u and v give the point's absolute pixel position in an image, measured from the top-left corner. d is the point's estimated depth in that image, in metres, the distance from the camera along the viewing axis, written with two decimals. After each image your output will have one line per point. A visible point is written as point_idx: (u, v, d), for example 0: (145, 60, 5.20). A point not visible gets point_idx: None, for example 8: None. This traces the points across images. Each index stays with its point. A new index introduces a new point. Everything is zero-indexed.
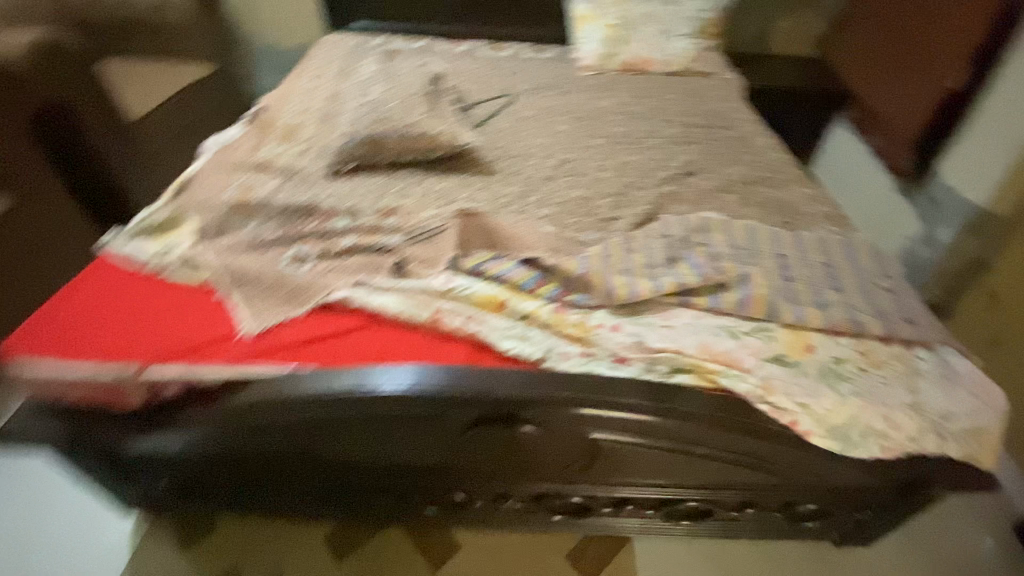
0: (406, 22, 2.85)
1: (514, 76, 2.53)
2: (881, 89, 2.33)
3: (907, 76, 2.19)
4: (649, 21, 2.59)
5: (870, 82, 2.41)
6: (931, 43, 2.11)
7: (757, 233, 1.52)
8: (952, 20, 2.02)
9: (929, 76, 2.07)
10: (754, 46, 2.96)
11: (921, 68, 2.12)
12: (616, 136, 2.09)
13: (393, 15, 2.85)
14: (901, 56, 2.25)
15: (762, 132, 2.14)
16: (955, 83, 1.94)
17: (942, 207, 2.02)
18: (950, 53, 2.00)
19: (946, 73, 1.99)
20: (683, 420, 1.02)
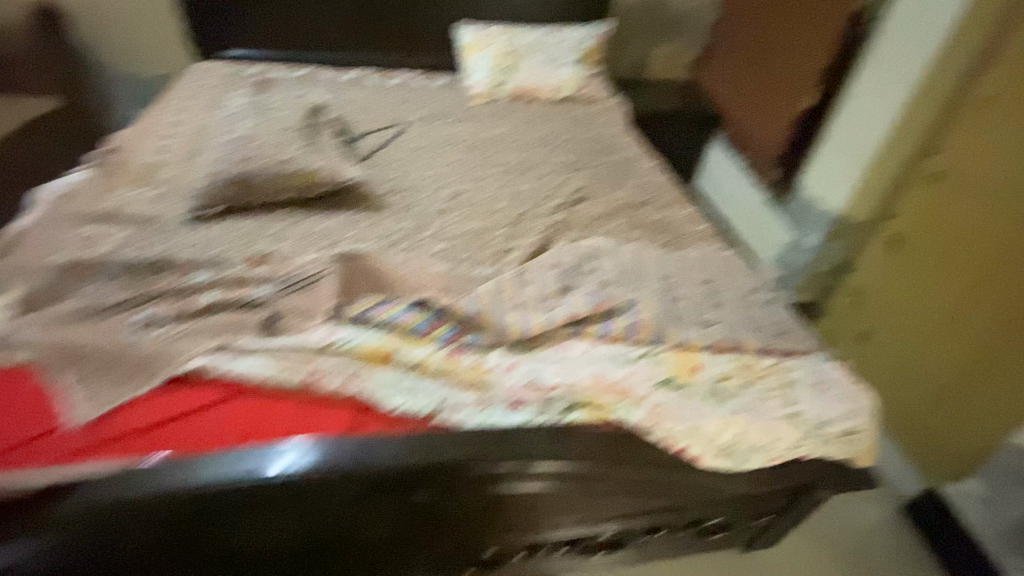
0: (287, 49, 2.71)
1: (404, 105, 2.48)
2: (746, 109, 2.53)
3: (763, 97, 2.40)
4: (535, 51, 2.66)
5: (737, 104, 2.63)
6: (780, 67, 2.31)
7: (645, 257, 1.60)
8: (793, 46, 2.23)
9: (781, 96, 2.27)
10: (636, 71, 3.14)
11: (774, 88, 2.32)
12: (508, 164, 2.11)
13: (273, 41, 2.69)
14: (759, 80, 2.45)
15: (644, 156, 2.27)
16: (802, 101, 2.14)
17: (808, 215, 2.20)
18: (795, 74, 2.20)
19: (794, 93, 2.19)
20: (587, 462, 0.99)
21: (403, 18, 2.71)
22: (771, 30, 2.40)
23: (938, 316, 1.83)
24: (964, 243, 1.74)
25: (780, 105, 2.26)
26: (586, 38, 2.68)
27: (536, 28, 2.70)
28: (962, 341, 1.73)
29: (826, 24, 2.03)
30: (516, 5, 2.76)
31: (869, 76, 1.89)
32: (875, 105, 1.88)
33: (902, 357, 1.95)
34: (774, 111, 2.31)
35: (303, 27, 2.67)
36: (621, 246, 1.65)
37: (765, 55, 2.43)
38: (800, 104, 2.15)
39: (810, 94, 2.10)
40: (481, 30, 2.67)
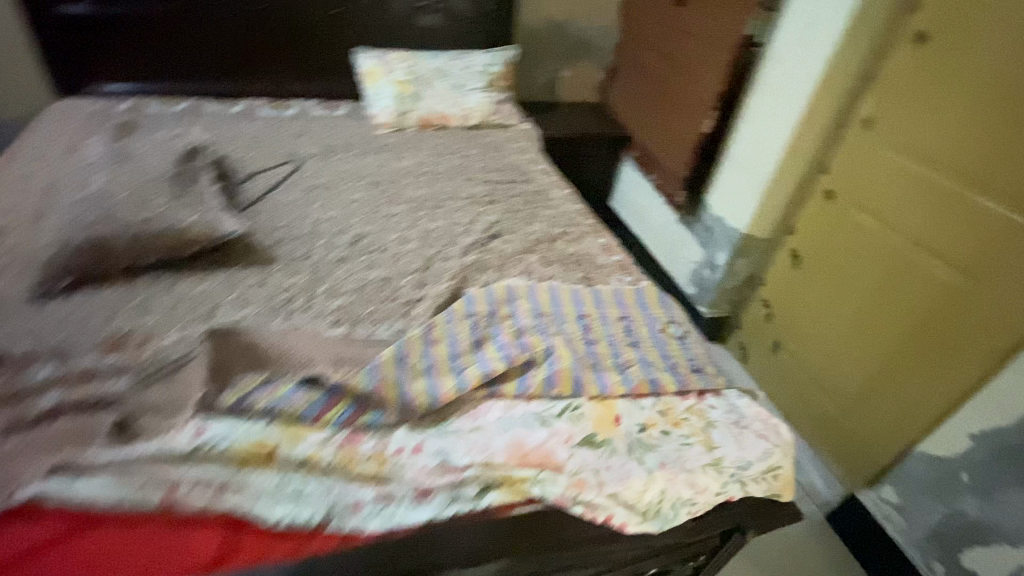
0: (166, 81, 2.44)
1: (301, 139, 2.30)
2: (653, 130, 2.57)
3: (668, 118, 2.44)
4: (440, 77, 2.58)
5: (644, 125, 2.67)
6: (679, 89, 2.36)
7: (560, 297, 1.55)
8: (690, 69, 2.28)
9: (683, 118, 2.31)
10: (547, 93, 3.14)
11: (677, 110, 2.37)
12: (417, 200, 1.99)
13: (149, 71, 2.41)
14: (663, 102, 2.48)
15: (557, 183, 2.24)
16: (700, 123, 2.17)
17: (715, 235, 2.30)
18: (693, 96, 2.24)
19: (694, 114, 2.22)
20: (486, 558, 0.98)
21: (295, 44, 2.53)
22: (669, 54, 2.45)
23: (838, 328, 1.88)
24: (855, 257, 1.81)
25: (683, 127, 2.30)
26: (494, 65, 2.67)
27: (439, 54, 2.63)
28: (863, 353, 1.79)
29: (718, 48, 2.08)
30: (418, 30, 2.66)
31: (762, 100, 1.96)
32: (770, 127, 1.95)
33: (812, 368, 2.01)
34: (678, 132, 2.34)
35: (182, 58, 2.42)
36: (537, 286, 1.58)
37: (665, 77, 2.48)
38: (699, 126, 2.18)
39: (707, 116, 2.13)
40: (382, 57, 2.55)
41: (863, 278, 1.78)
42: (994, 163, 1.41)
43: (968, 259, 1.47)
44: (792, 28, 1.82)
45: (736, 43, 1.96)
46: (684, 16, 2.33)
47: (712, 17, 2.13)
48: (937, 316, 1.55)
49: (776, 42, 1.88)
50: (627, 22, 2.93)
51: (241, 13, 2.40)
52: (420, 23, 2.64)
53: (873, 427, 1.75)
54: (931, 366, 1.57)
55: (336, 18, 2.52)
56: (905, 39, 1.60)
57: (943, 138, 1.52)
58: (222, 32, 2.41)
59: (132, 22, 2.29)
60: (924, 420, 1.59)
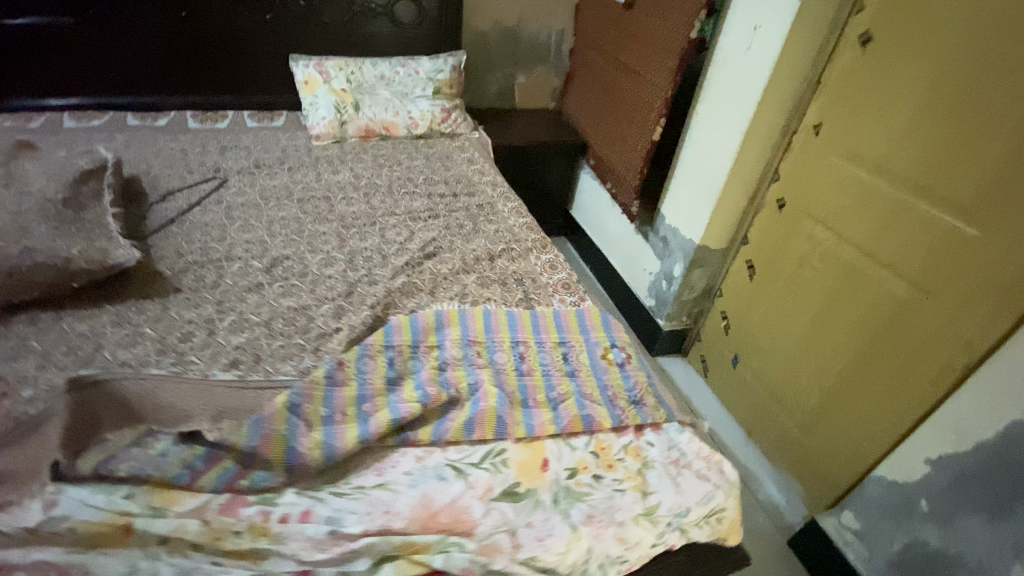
0: (82, 94, 2.25)
1: (229, 153, 2.15)
2: (607, 137, 2.47)
3: (620, 125, 2.34)
4: (383, 85, 2.46)
5: (599, 131, 2.57)
6: (630, 94, 2.26)
7: (495, 322, 1.43)
8: (640, 73, 2.18)
9: (635, 124, 2.21)
10: (501, 99, 3.02)
11: (629, 116, 2.27)
12: (349, 217, 1.85)
13: (60, 84, 2.21)
14: (615, 108, 2.39)
15: (503, 195, 2.12)
16: (650, 130, 2.07)
17: (670, 245, 2.21)
18: (643, 102, 2.15)
19: (644, 121, 2.13)
20: None
21: (224, 52, 2.36)
22: (620, 57, 2.35)
23: (795, 343, 1.80)
24: (806, 270, 1.73)
25: (636, 133, 2.21)
26: (441, 72, 2.55)
27: (381, 61, 2.49)
28: (820, 370, 1.70)
29: (665, 51, 1.98)
30: (358, 35, 2.51)
31: (711, 106, 1.88)
32: (719, 134, 1.86)
33: (771, 384, 1.92)
34: (630, 139, 2.25)
35: (97, 69, 2.23)
36: (471, 311, 1.46)
37: (617, 82, 2.39)
38: (649, 132, 2.08)
39: (656, 122, 2.04)
40: (318, 64, 2.40)
41: (817, 291, 1.70)
42: (940, 172, 1.34)
43: (919, 272, 1.40)
44: (737, 30, 1.73)
45: (682, 46, 1.86)
46: (633, 17, 2.23)
47: (660, 19, 2.03)
48: (890, 332, 1.47)
49: (722, 46, 1.80)
50: (580, 23, 2.83)
51: (160, 19, 2.22)
52: (360, 28, 2.50)
53: (833, 448, 1.67)
54: (886, 384, 1.49)
55: (267, 23, 2.36)
56: (849, 41, 1.53)
57: (890, 145, 1.45)
58: (141, 40, 2.23)
59: (37, 31, 2.10)
60: (881, 442, 1.51)
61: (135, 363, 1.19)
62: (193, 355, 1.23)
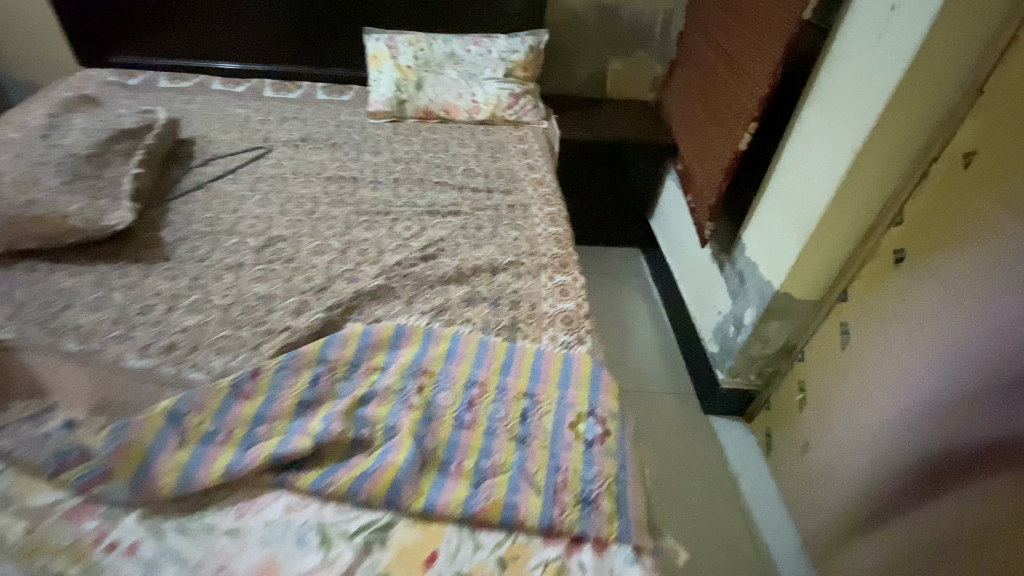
0: (176, 58, 2.43)
1: (285, 124, 2.15)
2: (695, 140, 2.05)
3: (710, 127, 1.91)
4: (451, 64, 2.30)
5: (689, 133, 2.14)
6: (727, 89, 1.82)
7: (460, 351, 1.19)
8: (741, 62, 1.73)
9: (725, 127, 1.77)
10: (589, 87, 2.70)
11: (721, 116, 1.83)
12: (366, 202, 1.72)
13: (158, 48, 2.41)
14: (711, 106, 1.95)
15: (544, 199, 1.85)
16: (741, 137, 1.63)
17: (747, 283, 1.74)
18: (738, 101, 1.70)
19: (736, 124, 1.69)
20: None
21: (304, 21, 2.38)
22: (726, 41, 1.91)
23: (884, 448, 1.31)
24: (919, 355, 1.23)
25: (723, 139, 1.77)
26: (515, 52, 2.31)
27: (453, 37, 2.32)
28: (912, 494, 1.22)
29: (773, 36, 1.53)
30: (434, 8, 2.36)
31: (819, 110, 1.40)
32: (823, 152, 1.39)
33: (844, 492, 1.44)
34: (717, 147, 1.82)
35: (192, 32, 2.38)
36: (439, 331, 1.24)
37: (717, 74, 1.95)
38: (739, 140, 1.64)
39: (747, 127, 1.60)
40: (389, 38, 2.30)
41: (930, 388, 1.20)
42: None
43: None
44: (869, 9, 1.23)
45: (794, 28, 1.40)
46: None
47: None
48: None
49: (844, 31, 1.31)
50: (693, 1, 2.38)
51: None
52: (437, 1, 2.34)
53: None
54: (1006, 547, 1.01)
55: None
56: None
57: None
58: (230, 8, 2.33)
59: None
60: None
61: (86, 328, 1.19)
62: (140, 330, 1.20)
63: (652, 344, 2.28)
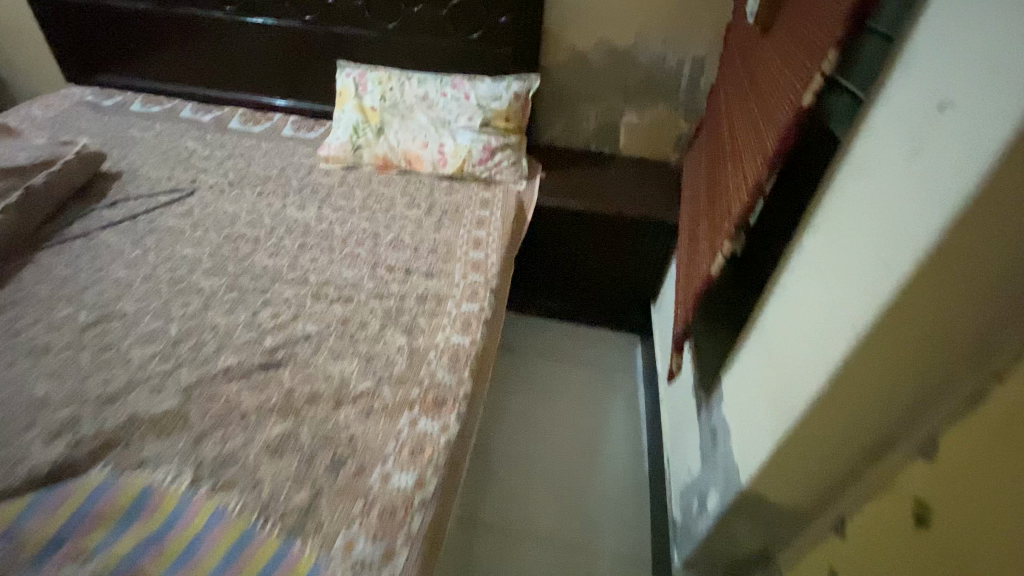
0: (155, 83, 2.32)
1: (228, 162, 1.94)
2: (693, 233, 1.54)
3: (704, 223, 1.41)
4: (422, 108, 2.00)
5: (690, 221, 1.64)
6: (725, 176, 1.32)
7: (203, 544, 0.86)
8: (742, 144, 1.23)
9: (712, 231, 1.27)
10: (597, 140, 2.28)
11: (713, 212, 1.33)
12: (248, 274, 1.43)
13: (139, 71, 2.31)
14: (713, 187, 1.44)
15: (468, 291, 1.45)
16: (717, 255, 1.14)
17: (717, 450, 1.23)
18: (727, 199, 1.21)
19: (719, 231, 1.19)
20: None
21: (274, 51, 2.14)
22: (736, 107, 1.40)
23: None
24: None
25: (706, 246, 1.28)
26: (497, 99, 1.98)
27: (430, 77, 2.02)
28: None
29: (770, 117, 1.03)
30: (410, 43, 2.01)
31: (822, 245, 0.91)
32: (815, 311, 0.89)
33: None
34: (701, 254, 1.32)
35: (166, 56, 2.24)
36: (197, 502, 0.90)
37: (722, 151, 1.45)
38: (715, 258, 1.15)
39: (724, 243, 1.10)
40: (359, 74, 2.03)
41: None
42: None
43: None
44: (903, 107, 0.74)
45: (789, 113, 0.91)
46: (762, 45, 1.28)
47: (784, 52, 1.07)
48: None
49: (868, 133, 0.81)
50: (726, 50, 1.89)
51: (211, 13, 2.11)
52: (414, 36, 2.00)
53: None
54: None
55: (313, 26, 2.05)
56: None
57: None
58: (199, 31, 2.16)
59: (120, 15, 2.17)
60: None
61: None
62: None
63: (619, 474, 1.78)
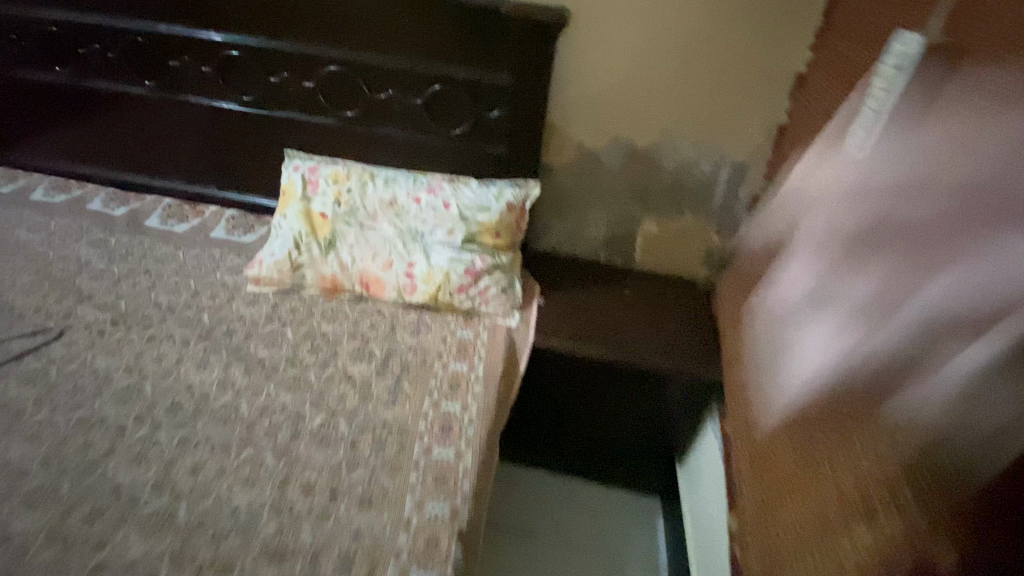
0: (62, 161, 1.81)
1: (124, 282, 1.46)
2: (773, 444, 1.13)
3: (805, 453, 1.01)
4: (389, 216, 1.55)
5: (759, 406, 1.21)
6: (841, 407, 0.91)
7: None
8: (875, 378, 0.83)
9: (845, 505, 0.86)
10: (609, 249, 1.82)
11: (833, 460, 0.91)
12: (88, 505, 0.97)
13: (43, 148, 1.81)
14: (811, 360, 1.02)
15: (421, 545, 0.97)
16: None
17: None
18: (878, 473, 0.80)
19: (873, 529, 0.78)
20: None
21: (207, 136, 1.69)
22: (826, 289, 1.03)
23: None
24: None
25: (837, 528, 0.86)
26: (484, 210, 1.54)
27: (401, 177, 1.58)
28: None
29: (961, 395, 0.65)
30: (377, 135, 1.59)
31: None
32: None
33: None
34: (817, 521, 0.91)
35: (77, 133, 1.75)
36: None
37: (804, 343, 1.06)
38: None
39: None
40: (311, 169, 1.58)
41: None
42: None
43: None
44: None
45: None
46: (885, 222, 0.90)
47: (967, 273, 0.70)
48: None
49: None
50: (785, 163, 1.46)
51: (134, 90, 1.64)
52: (382, 127, 1.58)
53: None
54: None
55: (253, 108, 1.61)
56: None
57: None
58: (115, 108, 1.68)
59: (22, 87, 1.70)
60: None
61: None
62: None
63: None
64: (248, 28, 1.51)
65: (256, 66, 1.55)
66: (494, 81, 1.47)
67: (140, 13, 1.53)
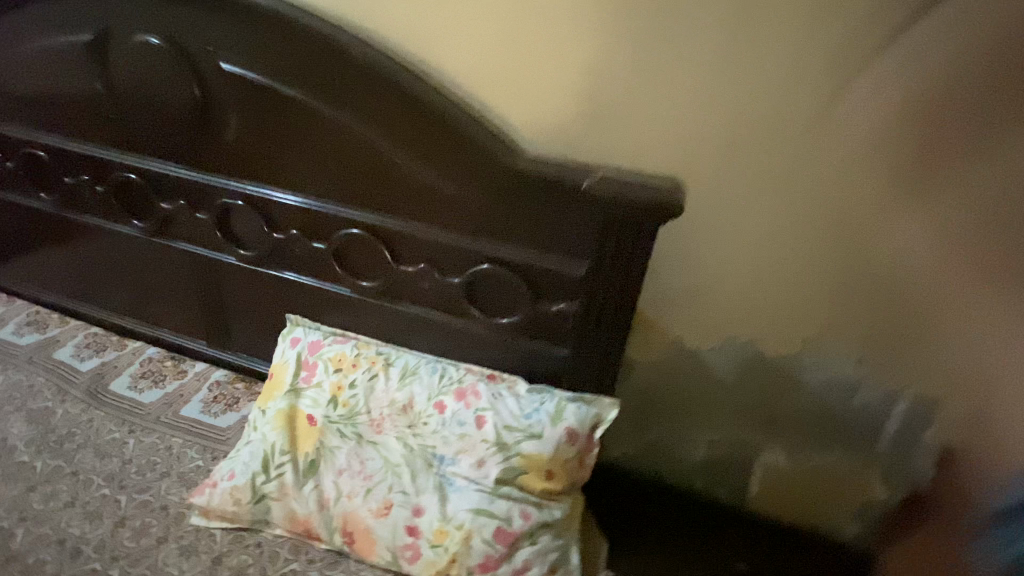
0: (44, 288, 1.54)
1: (40, 495, 1.10)
2: None
3: None
4: (398, 429, 1.08)
5: None
6: None
7: None
8: None
9: None
10: (712, 477, 1.26)
11: None
12: None
13: (26, 271, 1.54)
14: None
15: None
16: None
17: None
18: None
19: None
20: None
21: (197, 285, 1.36)
22: None
23: None
24: None
25: None
26: (531, 438, 1.04)
27: (425, 370, 1.14)
28: None
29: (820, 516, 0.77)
30: (401, 314, 1.18)
31: None
32: None
33: None
34: None
35: (62, 263, 1.48)
36: None
37: None
38: None
39: None
40: (311, 346, 1.18)
41: None
42: None
43: None
44: None
45: None
46: None
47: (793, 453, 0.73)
48: None
49: None
50: None
51: (124, 230, 1.35)
52: (405, 304, 1.17)
53: None
54: None
55: (254, 264, 1.27)
56: None
57: None
58: (103, 245, 1.40)
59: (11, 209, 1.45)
60: None
61: None
62: None
63: None
64: (255, 175, 1.18)
65: (258, 218, 1.22)
66: (564, 267, 1.03)
67: (140, 148, 1.25)
